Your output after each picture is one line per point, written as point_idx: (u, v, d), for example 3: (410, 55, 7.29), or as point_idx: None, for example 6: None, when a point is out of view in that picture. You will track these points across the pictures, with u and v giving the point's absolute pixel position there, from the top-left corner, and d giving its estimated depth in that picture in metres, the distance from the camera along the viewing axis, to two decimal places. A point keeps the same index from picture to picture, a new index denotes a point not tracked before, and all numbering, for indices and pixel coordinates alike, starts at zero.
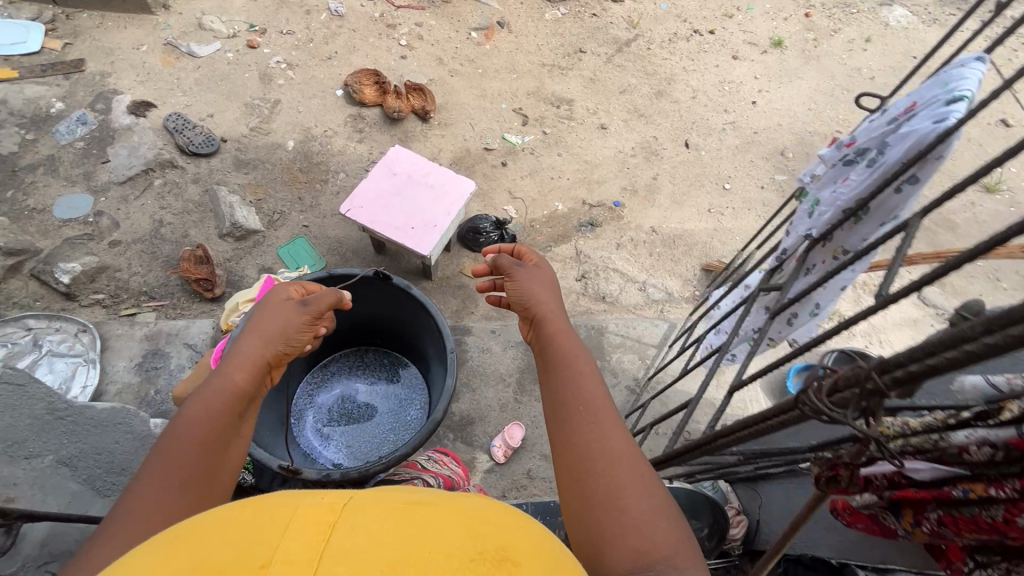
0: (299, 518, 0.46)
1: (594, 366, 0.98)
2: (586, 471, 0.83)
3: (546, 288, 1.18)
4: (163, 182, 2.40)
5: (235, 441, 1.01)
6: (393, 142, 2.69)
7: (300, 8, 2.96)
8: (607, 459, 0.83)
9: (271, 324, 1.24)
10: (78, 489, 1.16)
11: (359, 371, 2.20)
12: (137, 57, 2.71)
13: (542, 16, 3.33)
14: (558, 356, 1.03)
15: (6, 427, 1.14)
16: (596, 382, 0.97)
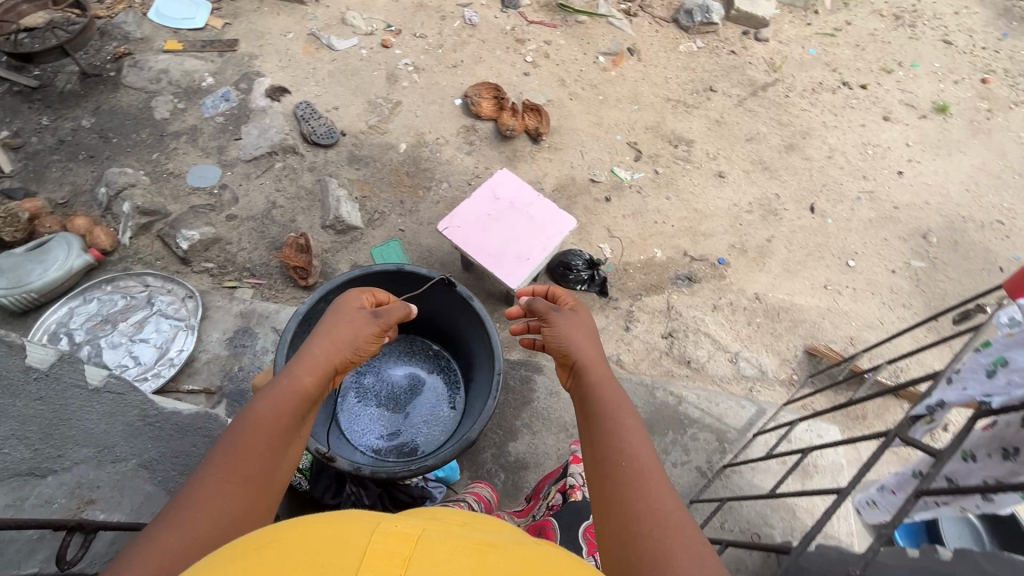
0: (379, 537, 0.58)
1: (637, 423, 1.10)
2: (632, 524, 0.92)
3: (585, 336, 1.36)
4: (282, 166, 2.54)
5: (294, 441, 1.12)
6: (501, 159, 2.67)
7: (436, 13, 3.01)
8: (652, 517, 0.92)
9: (337, 331, 1.33)
10: (153, 491, 1.13)
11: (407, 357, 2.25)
12: (283, 44, 2.88)
13: (676, 48, 3.16)
14: (601, 409, 1.15)
15: (96, 431, 1.06)
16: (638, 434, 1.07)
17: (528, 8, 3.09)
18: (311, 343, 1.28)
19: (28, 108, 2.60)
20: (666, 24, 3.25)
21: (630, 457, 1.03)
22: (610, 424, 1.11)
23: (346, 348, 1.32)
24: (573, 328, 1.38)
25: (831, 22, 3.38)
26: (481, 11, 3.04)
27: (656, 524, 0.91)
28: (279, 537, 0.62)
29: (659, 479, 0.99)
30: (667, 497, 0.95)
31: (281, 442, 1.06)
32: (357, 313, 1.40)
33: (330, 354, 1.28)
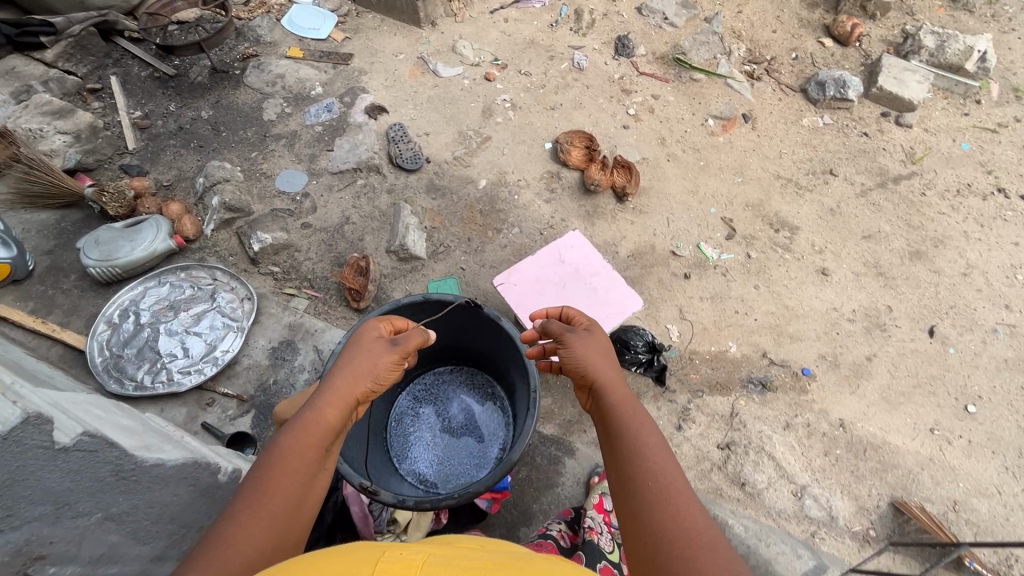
0: (382, 565, 0.71)
1: (660, 437, 1.12)
2: (663, 547, 0.94)
3: (600, 358, 1.31)
4: (364, 183, 2.58)
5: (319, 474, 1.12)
6: (579, 213, 2.53)
7: (545, 52, 2.95)
8: (681, 539, 0.94)
9: (356, 362, 1.28)
10: (116, 541, 1.06)
11: (457, 391, 2.28)
12: (392, 64, 2.96)
13: (798, 121, 2.87)
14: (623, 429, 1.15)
15: (63, 484, 0.99)
16: (661, 452, 1.09)
17: (642, 58, 2.95)
18: (333, 373, 1.25)
19: (162, 93, 2.85)
20: (792, 93, 2.96)
21: (658, 479, 1.04)
22: (631, 446, 1.11)
23: (368, 377, 1.27)
24: (588, 349, 1.32)
25: (995, 115, 2.91)
26: (591, 55, 2.94)
27: (686, 543, 0.93)
28: (316, 559, 0.77)
29: (689, 499, 1.01)
30: (699, 522, 0.96)
31: (303, 475, 1.07)
32: (375, 342, 1.33)
33: (353, 384, 1.25)
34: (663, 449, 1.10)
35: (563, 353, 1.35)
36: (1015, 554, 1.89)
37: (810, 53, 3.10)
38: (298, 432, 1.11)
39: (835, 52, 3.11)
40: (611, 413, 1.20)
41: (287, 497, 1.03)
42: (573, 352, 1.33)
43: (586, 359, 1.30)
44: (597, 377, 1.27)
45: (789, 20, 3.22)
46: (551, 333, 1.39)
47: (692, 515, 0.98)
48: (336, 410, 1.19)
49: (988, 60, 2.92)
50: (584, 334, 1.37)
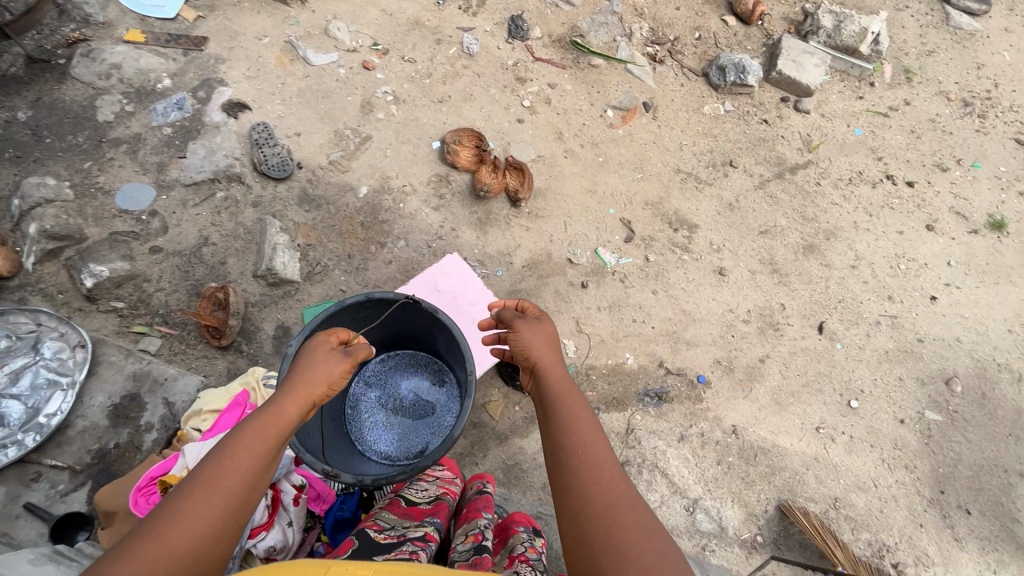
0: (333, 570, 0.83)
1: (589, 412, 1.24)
2: (584, 506, 1.07)
3: (544, 345, 1.41)
4: (224, 196, 2.26)
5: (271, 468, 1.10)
6: (471, 221, 2.34)
7: (431, 35, 2.66)
8: (603, 500, 1.07)
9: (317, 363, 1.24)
10: None
11: (408, 370, 2.00)
12: (255, 49, 2.57)
13: (700, 109, 2.76)
14: (558, 408, 1.27)
15: None
16: (591, 428, 1.22)
17: (538, 41, 2.71)
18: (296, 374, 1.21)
19: None
20: (694, 77, 2.84)
21: (587, 449, 1.17)
22: (568, 419, 1.24)
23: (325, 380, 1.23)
24: (537, 335, 1.42)
25: (887, 98, 2.92)
26: (483, 38, 2.67)
27: (605, 506, 1.06)
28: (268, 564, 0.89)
29: (612, 467, 1.13)
30: (619, 486, 1.09)
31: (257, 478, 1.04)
32: (326, 351, 1.27)
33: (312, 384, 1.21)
34: (593, 423, 1.23)
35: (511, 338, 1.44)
36: (886, 544, 2.02)
37: (713, 32, 2.97)
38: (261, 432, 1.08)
39: (738, 32, 2.99)
40: (548, 394, 1.32)
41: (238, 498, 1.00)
42: (522, 335, 1.42)
43: (533, 343, 1.40)
44: (540, 363, 1.38)
45: None
46: (504, 319, 1.47)
47: (614, 479, 1.11)
48: (296, 415, 1.17)
49: (880, 42, 2.90)
50: (533, 321, 1.46)
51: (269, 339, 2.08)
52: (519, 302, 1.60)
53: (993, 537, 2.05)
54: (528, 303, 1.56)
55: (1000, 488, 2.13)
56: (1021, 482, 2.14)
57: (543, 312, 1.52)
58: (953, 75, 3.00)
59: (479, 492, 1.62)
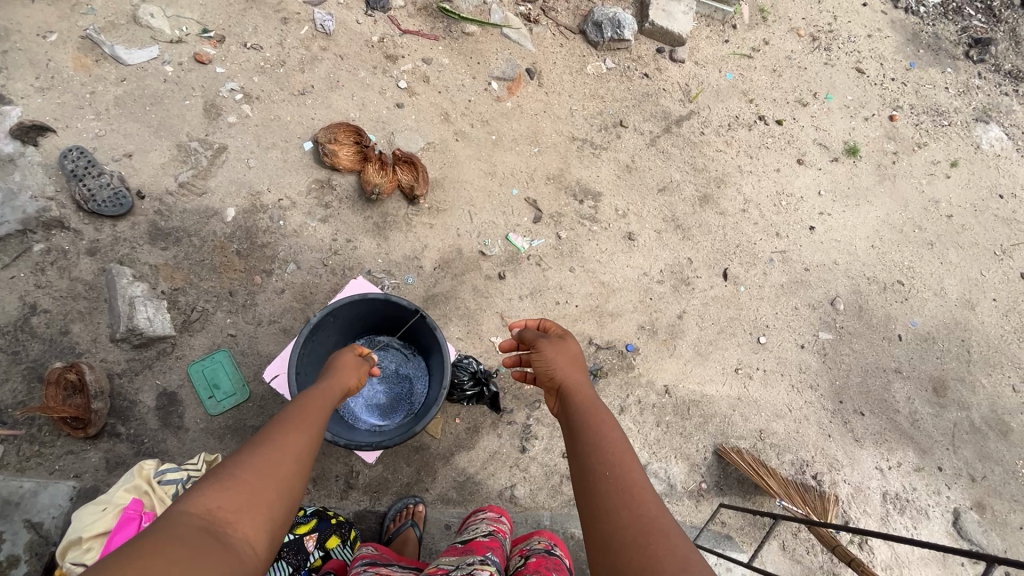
0: None
1: (620, 433, 1.19)
2: (617, 535, 0.97)
3: (568, 365, 1.39)
4: (45, 249, 1.79)
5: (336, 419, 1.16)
6: (367, 228, 2.10)
7: (274, 13, 2.25)
8: (638, 519, 0.98)
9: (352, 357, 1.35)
10: None
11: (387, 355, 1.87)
12: (40, 51, 2.00)
13: (582, 69, 2.68)
14: (583, 426, 1.21)
15: None
16: (619, 446, 1.14)
17: (402, 11, 2.42)
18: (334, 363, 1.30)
19: None
20: (572, 36, 2.73)
21: (617, 471, 1.08)
22: (593, 438, 1.17)
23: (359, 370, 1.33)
24: (558, 353, 1.39)
25: (749, 40, 3.04)
26: (338, 12, 2.32)
27: (640, 532, 0.96)
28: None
29: (645, 489, 1.05)
30: (654, 510, 1.00)
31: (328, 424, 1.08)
32: (354, 353, 1.38)
33: (348, 368, 1.30)
34: (621, 443, 1.15)
35: (534, 358, 1.41)
36: (805, 459, 2.26)
37: None
38: (321, 395, 1.14)
39: None
40: (574, 412, 1.27)
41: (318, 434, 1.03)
42: (544, 355, 1.39)
43: (555, 362, 1.37)
44: (564, 380, 1.36)
45: None
46: (527, 339, 1.46)
47: (646, 501, 1.03)
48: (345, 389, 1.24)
49: None
50: (555, 340, 1.43)
51: (151, 411, 1.74)
52: (542, 322, 1.58)
53: (883, 429, 2.37)
54: (553, 322, 1.55)
55: (883, 386, 2.45)
56: (897, 377, 2.48)
57: (566, 331, 1.49)
58: (800, 11, 3.19)
59: (547, 548, 1.40)
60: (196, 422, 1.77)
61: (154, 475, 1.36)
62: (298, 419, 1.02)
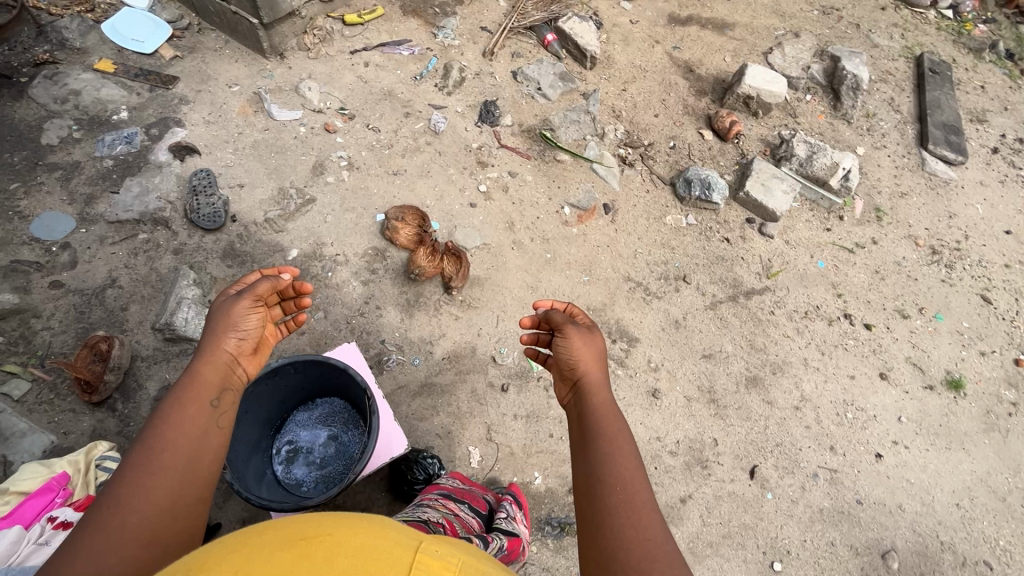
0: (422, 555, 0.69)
1: (633, 446, 1.16)
2: (618, 558, 0.99)
3: (592, 359, 1.31)
4: (145, 239, 2.16)
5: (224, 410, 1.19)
6: (398, 301, 2.21)
7: (402, 107, 2.64)
8: (637, 543, 1.00)
9: (228, 315, 1.25)
10: None
11: (333, 423, 1.82)
12: (222, 96, 2.55)
13: (661, 217, 2.70)
14: (598, 435, 1.17)
15: None
16: (630, 461, 1.12)
17: (507, 128, 2.70)
18: (209, 333, 1.22)
19: None
20: (661, 185, 2.80)
21: (627, 490, 1.08)
22: (607, 450, 1.15)
23: (241, 329, 1.26)
24: (583, 346, 1.32)
25: (855, 234, 2.86)
26: (452, 117, 2.66)
27: (643, 558, 0.98)
28: (334, 531, 0.70)
29: (652, 514, 1.06)
30: (658, 538, 1.02)
31: (201, 430, 1.12)
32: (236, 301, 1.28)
33: (226, 333, 1.24)
34: (633, 456, 1.14)
35: (559, 345, 1.34)
36: None
37: (687, 143, 2.97)
38: (190, 400, 1.13)
39: (713, 147, 2.99)
40: (589, 412, 1.23)
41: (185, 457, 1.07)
42: (569, 345, 1.32)
43: (579, 355, 1.30)
44: (584, 377, 1.29)
45: (674, 106, 3.09)
46: (553, 320, 1.38)
47: (650, 526, 1.04)
48: (226, 360, 1.23)
49: (850, 178, 2.90)
50: (584, 330, 1.35)
51: (147, 400, 1.89)
52: (568, 306, 1.49)
53: None
54: (580, 309, 1.46)
55: None
56: None
57: (594, 322, 1.41)
58: (923, 220, 2.96)
59: None
60: None
61: (95, 460, 1.45)
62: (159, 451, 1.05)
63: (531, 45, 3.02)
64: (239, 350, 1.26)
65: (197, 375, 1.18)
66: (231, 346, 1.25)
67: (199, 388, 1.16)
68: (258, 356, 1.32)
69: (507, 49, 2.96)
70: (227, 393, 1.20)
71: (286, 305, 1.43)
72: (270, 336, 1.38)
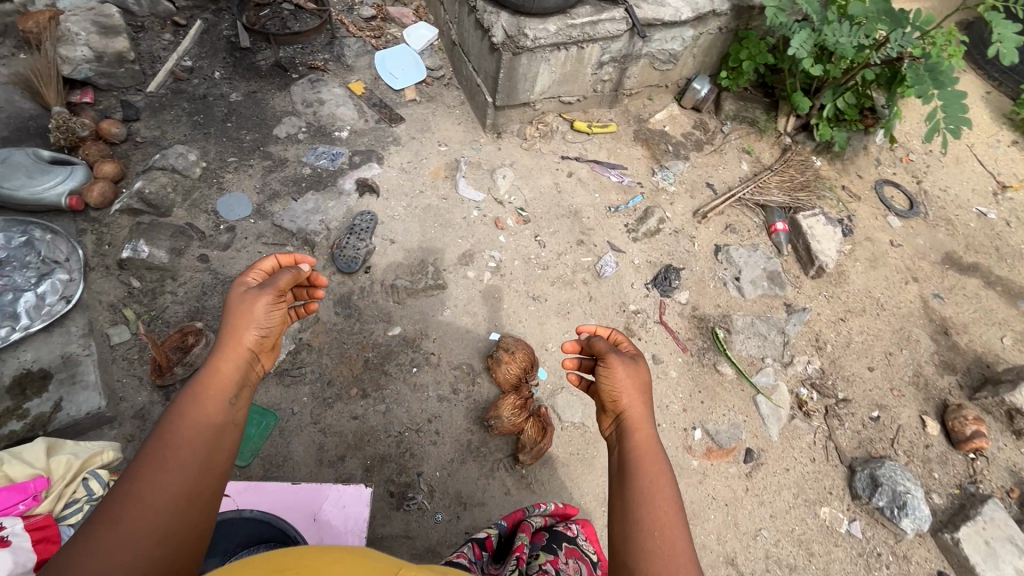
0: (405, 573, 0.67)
1: (672, 485, 1.05)
2: None
3: (636, 392, 1.17)
4: (289, 253, 2.22)
5: (244, 403, 1.08)
6: (459, 438, 1.93)
7: (579, 232, 2.42)
8: None
9: (253, 307, 1.14)
10: None
11: None
12: (428, 151, 2.60)
13: (814, 504, 2.02)
14: (636, 477, 1.05)
15: None
16: (666, 500, 1.02)
17: (677, 304, 2.29)
18: (230, 326, 1.12)
19: (222, 58, 2.77)
20: (834, 461, 2.11)
21: (662, 534, 0.98)
22: (644, 490, 1.03)
23: (266, 324, 1.15)
24: (626, 378, 1.17)
25: None
26: (624, 266, 2.35)
27: None
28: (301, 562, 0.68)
29: (686, 553, 0.96)
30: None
31: (222, 425, 1.02)
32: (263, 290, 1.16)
33: (249, 327, 1.12)
34: (669, 498, 1.02)
35: (601, 372, 1.20)
36: None
37: (897, 424, 2.23)
38: (207, 391, 1.03)
39: (933, 446, 2.20)
40: (628, 453, 1.10)
41: (196, 455, 0.96)
42: (613, 376, 1.18)
43: (623, 387, 1.17)
44: (627, 412, 1.16)
45: (901, 367, 2.36)
46: (595, 347, 1.23)
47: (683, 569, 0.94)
48: (249, 351, 1.12)
49: None
50: (629, 359, 1.21)
51: None
52: (614, 331, 1.34)
53: None
54: (624, 336, 1.31)
55: None
56: None
57: (638, 351, 1.25)
58: None
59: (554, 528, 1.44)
60: None
61: (86, 471, 1.39)
62: (169, 447, 0.94)
63: (754, 223, 2.58)
64: (259, 345, 1.15)
65: (216, 370, 1.06)
66: (254, 339, 1.13)
67: (214, 383, 1.04)
68: (272, 351, 1.22)
69: (725, 217, 2.57)
70: (245, 388, 1.10)
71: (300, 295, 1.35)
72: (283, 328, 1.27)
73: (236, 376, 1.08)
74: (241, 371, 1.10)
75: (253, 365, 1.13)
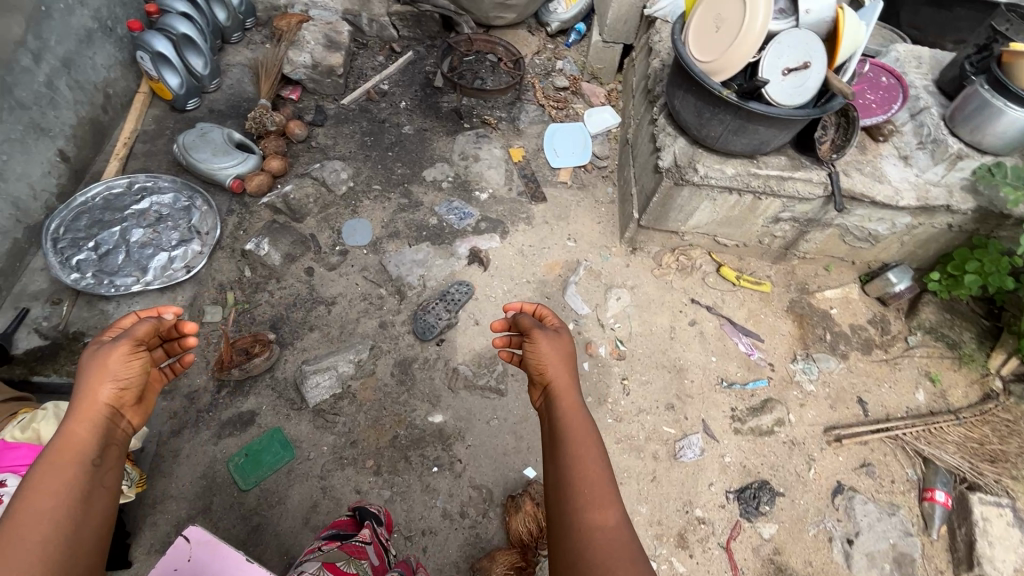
0: None
1: (593, 430, 1.04)
2: (584, 557, 0.88)
3: (559, 360, 1.14)
4: (380, 296, 2.23)
5: (110, 453, 1.00)
6: (441, 569, 1.73)
7: (673, 395, 2.07)
8: (591, 526, 0.91)
9: (107, 361, 1.05)
10: None
11: None
12: (553, 241, 2.46)
13: None
14: (563, 438, 1.03)
15: None
16: (582, 437, 1.03)
17: (755, 534, 1.83)
18: (80, 383, 1.02)
19: (414, 90, 2.95)
20: None
21: (581, 477, 0.97)
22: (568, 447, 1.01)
23: (123, 377, 1.06)
24: (552, 349, 1.15)
25: None
26: (708, 459, 1.95)
27: (595, 540, 0.89)
28: None
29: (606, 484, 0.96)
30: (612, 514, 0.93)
31: (93, 479, 0.94)
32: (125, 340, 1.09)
33: (102, 384, 1.04)
34: (590, 440, 1.02)
35: (526, 349, 1.18)
36: None
37: None
38: (61, 454, 0.94)
39: None
40: (553, 419, 1.08)
41: (65, 519, 0.88)
42: (538, 347, 1.16)
43: (546, 358, 1.14)
44: (551, 382, 1.13)
45: None
46: (520, 323, 1.22)
47: (603, 497, 0.94)
48: (105, 403, 1.03)
49: None
50: (551, 331, 1.20)
51: (233, 411, 1.94)
52: (540, 307, 1.37)
53: None
54: (549, 311, 1.33)
55: None
56: None
57: (564, 325, 1.24)
58: None
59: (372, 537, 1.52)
60: (220, 449, 1.87)
61: None
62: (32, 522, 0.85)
63: (905, 476, 1.98)
64: (120, 399, 1.06)
65: (68, 436, 0.97)
66: (112, 395, 1.05)
67: (66, 451, 0.95)
68: (138, 406, 1.12)
69: (865, 450, 2.02)
70: (111, 447, 1.01)
71: (171, 347, 1.27)
72: (152, 384, 1.19)
73: (96, 431, 1.00)
74: (106, 422, 1.02)
75: (117, 417, 1.05)
